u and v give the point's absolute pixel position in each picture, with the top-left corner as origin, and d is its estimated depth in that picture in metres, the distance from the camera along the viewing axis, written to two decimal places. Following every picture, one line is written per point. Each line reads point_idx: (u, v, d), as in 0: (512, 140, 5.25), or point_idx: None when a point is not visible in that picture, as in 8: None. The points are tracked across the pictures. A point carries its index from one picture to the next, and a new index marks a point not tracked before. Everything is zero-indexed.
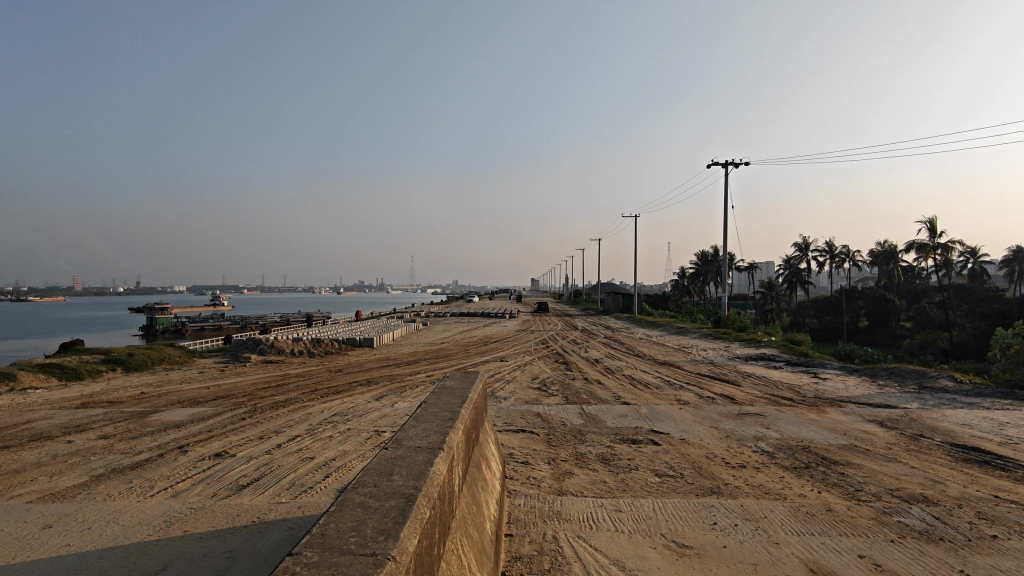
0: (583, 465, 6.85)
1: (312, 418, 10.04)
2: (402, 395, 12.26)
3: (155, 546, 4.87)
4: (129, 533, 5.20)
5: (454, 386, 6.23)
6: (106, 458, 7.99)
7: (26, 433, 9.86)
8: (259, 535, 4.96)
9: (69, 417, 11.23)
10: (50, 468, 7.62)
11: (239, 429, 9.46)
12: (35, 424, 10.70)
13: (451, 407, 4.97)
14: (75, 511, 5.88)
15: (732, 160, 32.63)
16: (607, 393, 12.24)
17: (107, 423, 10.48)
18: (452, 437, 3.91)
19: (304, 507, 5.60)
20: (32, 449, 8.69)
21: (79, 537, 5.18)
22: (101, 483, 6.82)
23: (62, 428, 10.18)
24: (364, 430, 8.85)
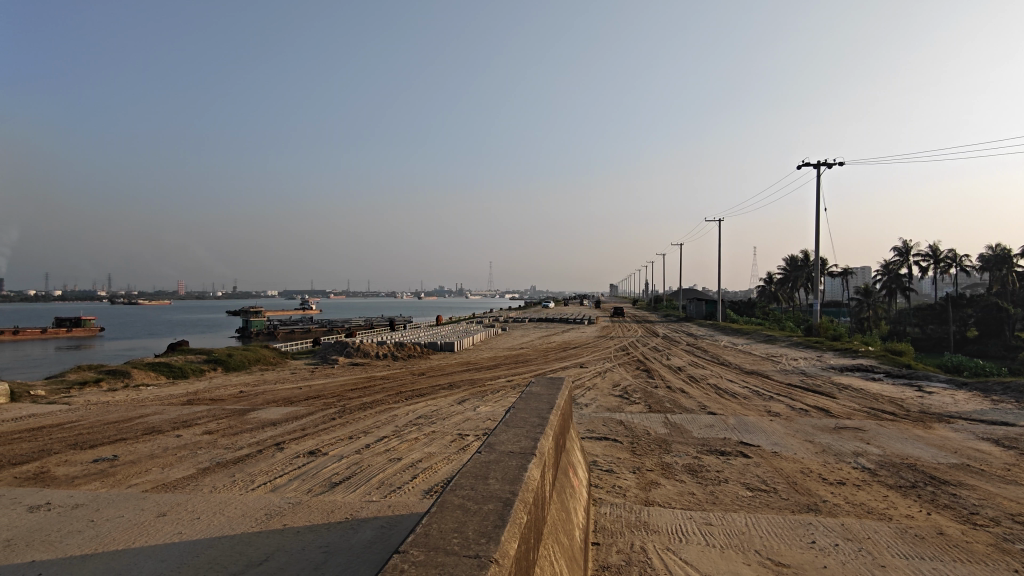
0: (670, 476, 6.71)
1: (398, 420, 10.33)
2: (484, 399, 12.42)
3: (258, 537, 5.16)
4: (234, 524, 5.53)
5: (541, 391, 6.27)
6: (211, 452, 8.53)
7: (141, 427, 10.67)
8: (352, 531, 5.16)
9: (177, 412, 12.06)
10: (162, 461, 8.22)
11: (330, 428, 9.87)
12: (148, 418, 11.56)
13: (539, 413, 5.00)
14: (186, 501, 6.31)
15: (825, 161, 31.10)
16: (692, 402, 11.93)
17: (211, 419, 11.19)
18: (544, 443, 3.94)
19: (394, 506, 5.78)
20: (146, 442, 9.39)
21: (190, 525, 5.56)
22: (208, 476, 7.29)
23: (171, 423, 10.95)
24: (448, 433, 9.03)
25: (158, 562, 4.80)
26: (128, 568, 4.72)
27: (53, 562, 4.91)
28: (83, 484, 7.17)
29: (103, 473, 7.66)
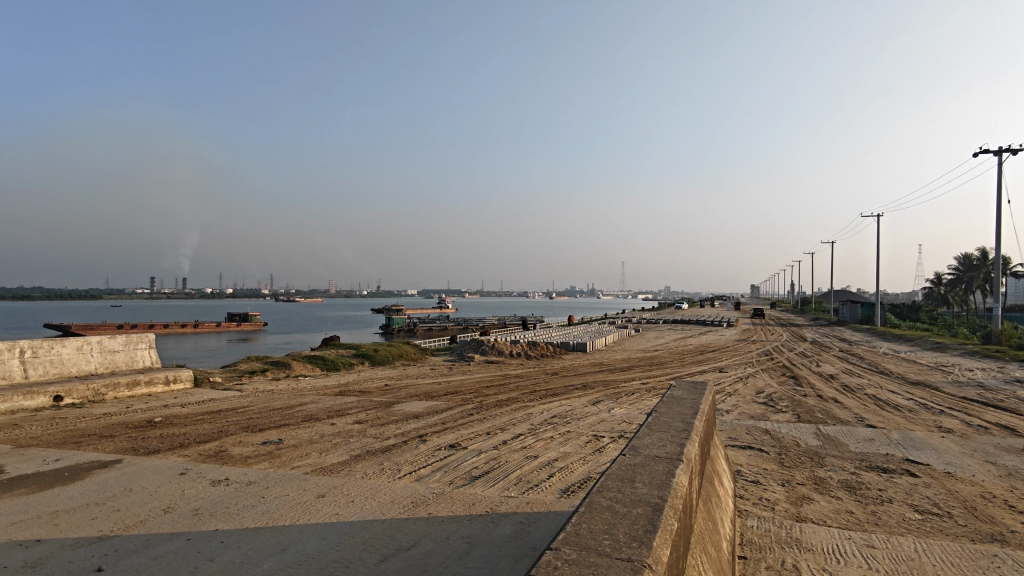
0: (824, 491, 6.26)
1: (533, 418, 10.48)
2: (619, 401, 12.28)
3: (406, 523, 5.46)
4: (385, 509, 5.90)
5: (683, 396, 6.09)
6: (362, 440, 9.16)
7: (301, 414, 11.67)
8: (493, 524, 5.31)
9: (331, 402, 13.06)
10: (320, 446, 8.94)
11: (468, 423, 10.22)
12: (306, 406, 12.63)
13: (683, 418, 4.87)
14: (342, 484, 6.82)
15: (1010, 148, 27.59)
16: (847, 414, 11.03)
17: (361, 410, 12.02)
18: (690, 450, 3.83)
19: (532, 502, 5.88)
20: (306, 428, 10.28)
21: (346, 507, 6.00)
22: (359, 462, 7.83)
23: (326, 412, 11.89)
24: (583, 434, 9.03)
25: (319, 539, 5.23)
26: (294, 543, 5.19)
27: (232, 532, 5.51)
28: (254, 464, 7.98)
29: (270, 454, 8.47)
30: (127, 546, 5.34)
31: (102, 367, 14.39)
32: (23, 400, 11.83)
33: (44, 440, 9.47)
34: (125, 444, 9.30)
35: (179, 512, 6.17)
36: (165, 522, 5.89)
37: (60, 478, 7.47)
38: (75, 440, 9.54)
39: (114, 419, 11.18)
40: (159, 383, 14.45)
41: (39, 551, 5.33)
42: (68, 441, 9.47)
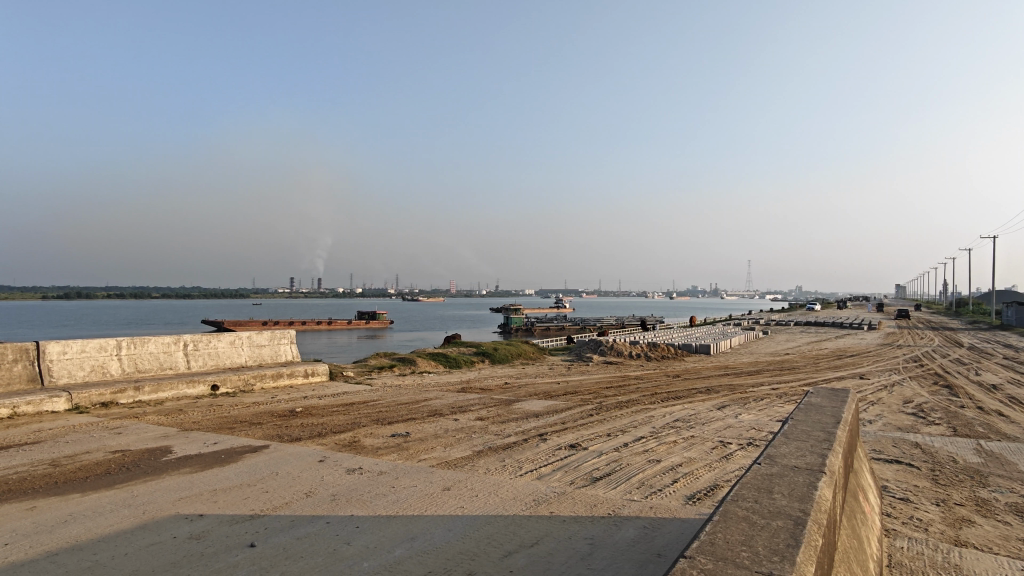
0: (988, 514, 5.62)
1: (655, 421, 10.25)
2: (747, 407, 11.71)
3: (528, 520, 5.54)
4: (508, 505, 6.00)
5: (821, 403, 5.71)
6: (483, 437, 9.39)
7: (426, 409, 12.15)
8: (616, 527, 5.25)
9: (454, 398, 13.50)
10: (444, 440, 9.27)
11: (588, 424, 10.17)
12: (431, 401, 13.13)
13: (823, 427, 4.57)
14: (466, 479, 7.04)
15: None
16: (1016, 429, 9.83)
17: (483, 407, 12.32)
18: (833, 461, 3.60)
19: (656, 507, 5.76)
20: (431, 422, 10.69)
21: (470, 501, 6.18)
22: (482, 458, 8.02)
23: (450, 408, 12.30)
24: (708, 439, 8.69)
25: (446, 530, 5.41)
26: (423, 532, 5.41)
27: (366, 518, 5.84)
28: (384, 455, 8.41)
29: (399, 446, 8.90)
30: (274, 525, 5.81)
31: (251, 360, 15.76)
32: (186, 388, 13.22)
33: (204, 425, 10.52)
34: (271, 431, 10.12)
35: (319, 496, 6.63)
36: (306, 505, 6.36)
37: (218, 460, 8.27)
38: (230, 426, 10.52)
39: (261, 408, 12.21)
40: (299, 375, 15.60)
41: (201, 524, 5.93)
42: (224, 427, 10.46)
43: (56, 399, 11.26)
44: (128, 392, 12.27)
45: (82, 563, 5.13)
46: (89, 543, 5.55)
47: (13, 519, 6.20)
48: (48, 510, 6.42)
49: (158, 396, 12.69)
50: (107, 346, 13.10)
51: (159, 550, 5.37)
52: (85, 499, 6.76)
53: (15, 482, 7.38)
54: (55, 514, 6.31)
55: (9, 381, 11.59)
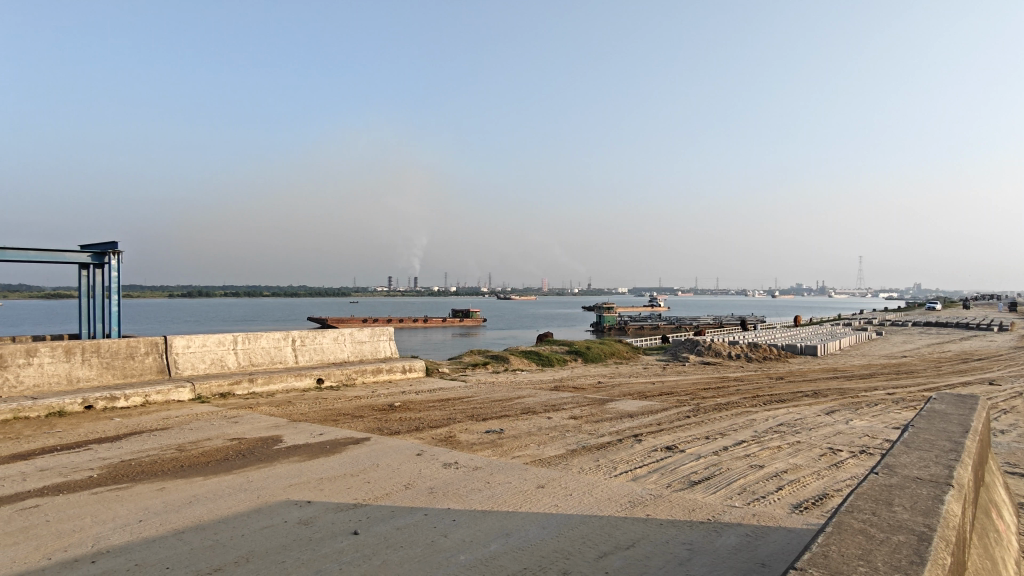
0: None
1: (757, 425, 9.82)
2: (859, 413, 11.00)
3: (624, 522, 5.46)
4: (603, 505, 5.95)
5: (947, 411, 5.26)
6: (577, 435, 9.35)
7: (519, 406, 12.24)
8: (716, 534, 5.08)
9: (547, 396, 13.52)
10: (538, 438, 9.30)
11: (686, 426, 9.89)
12: (525, 399, 13.21)
13: (949, 436, 4.21)
14: (560, 477, 7.03)
15: None
16: None
17: (576, 405, 12.27)
18: (962, 473, 3.31)
19: (759, 515, 5.52)
20: (525, 420, 10.76)
21: (565, 500, 6.17)
22: (576, 457, 7.99)
23: (543, 406, 12.34)
24: (816, 445, 8.23)
25: (540, 528, 5.43)
26: (518, 529, 5.45)
27: (462, 512, 5.96)
28: (479, 451, 8.55)
29: (493, 443, 9.02)
30: (376, 514, 6.05)
31: (353, 356, 16.46)
32: (294, 381, 14.00)
33: (311, 417, 11.10)
34: (372, 424, 10.54)
35: (417, 489, 6.83)
36: (405, 496, 6.57)
37: (323, 450, 8.70)
38: (334, 418, 11.04)
39: (363, 402, 12.73)
40: (398, 370, 16.15)
41: (309, 511, 6.26)
42: (329, 419, 10.99)
43: (181, 389, 12.26)
44: (243, 384, 13.15)
45: (204, 542, 5.55)
46: (210, 523, 6.00)
47: (146, 497, 6.81)
48: (176, 491, 7.00)
49: (270, 388, 13.53)
50: (224, 341, 14.10)
51: (272, 532, 5.71)
52: (206, 482, 7.31)
53: (147, 463, 8.10)
54: (182, 495, 6.87)
55: (142, 371, 12.73)
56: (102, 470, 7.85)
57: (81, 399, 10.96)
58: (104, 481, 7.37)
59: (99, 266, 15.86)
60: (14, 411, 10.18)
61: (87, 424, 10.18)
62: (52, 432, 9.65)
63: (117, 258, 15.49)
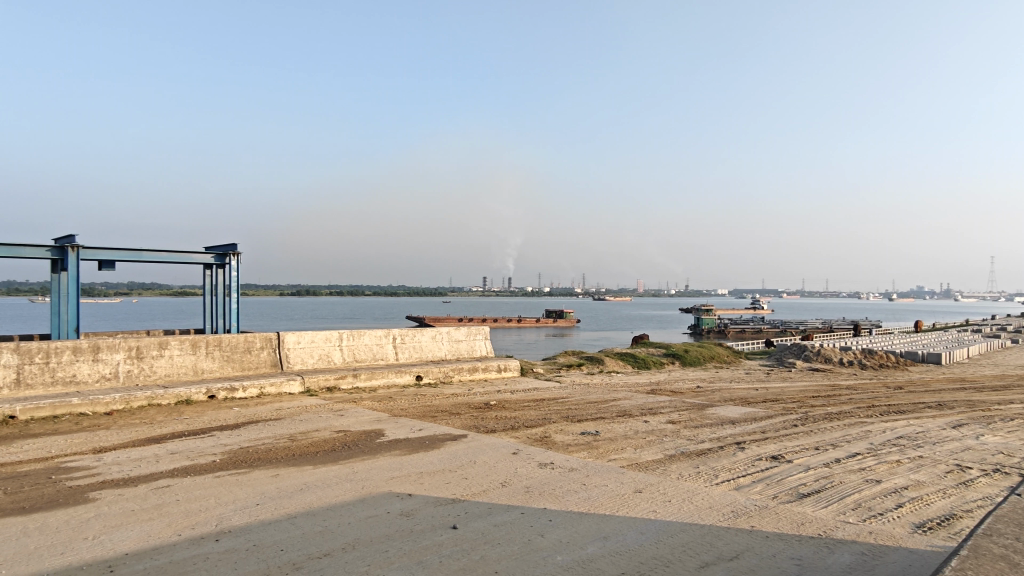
0: None
1: (872, 437, 9.19)
2: (992, 427, 10.06)
3: (726, 533, 5.27)
4: (704, 514, 5.77)
5: None
6: (675, 441, 9.12)
7: (615, 409, 12.09)
8: (828, 550, 4.80)
9: (644, 400, 13.28)
10: (634, 441, 9.15)
11: (793, 435, 9.41)
12: (620, 402, 13.04)
13: None
14: (658, 482, 6.88)
15: None
16: None
17: (674, 410, 11.97)
18: None
19: (876, 533, 5.17)
20: (621, 423, 10.62)
21: (663, 506, 6.03)
22: (675, 463, 7.79)
23: (640, 409, 12.11)
24: (941, 462, 7.60)
25: (638, 533, 5.34)
26: (615, 533, 5.39)
27: (559, 513, 5.96)
28: (575, 452, 8.52)
29: (589, 445, 8.96)
30: (474, 510, 6.16)
31: (450, 354, 16.86)
32: (395, 377, 14.54)
33: (410, 412, 11.48)
34: (469, 421, 10.77)
35: (514, 487, 6.90)
36: (502, 494, 6.65)
37: (423, 445, 8.97)
38: (432, 415, 11.35)
39: (459, 399, 13.02)
40: (493, 369, 16.40)
41: (410, 503, 6.47)
42: (427, 415, 11.32)
43: (293, 381, 13.02)
44: (348, 378, 13.79)
45: (314, 527, 5.87)
46: (320, 510, 6.33)
47: (262, 482, 7.29)
48: (289, 478, 7.45)
49: (372, 383, 14.12)
50: (331, 338, 14.86)
51: (376, 522, 5.96)
52: (315, 471, 7.73)
53: (263, 451, 8.67)
54: (294, 482, 7.30)
55: (258, 364, 13.64)
56: (224, 455, 8.47)
57: (206, 388, 11.88)
58: (225, 466, 7.96)
59: (220, 266, 17.13)
60: (149, 398, 11.20)
61: (210, 412, 11.02)
62: (181, 418, 10.53)
63: (236, 258, 16.68)
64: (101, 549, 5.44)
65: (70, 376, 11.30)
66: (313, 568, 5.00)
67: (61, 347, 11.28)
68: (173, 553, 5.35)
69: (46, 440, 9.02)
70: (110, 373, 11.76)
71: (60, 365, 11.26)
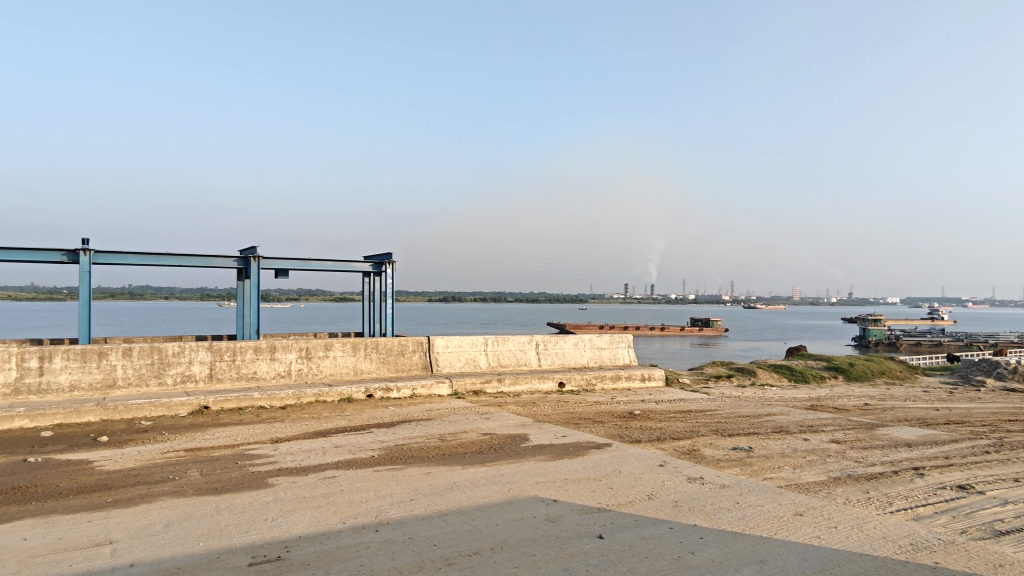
0: None
1: None
2: None
3: (905, 568, 4.76)
4: (877, 545, 5.26)
5: None
6: (840, 462, 8.40)
7: (770, 424, 11.38)
8: None
9: (803, 416, 12.36)
10: (793, 460, 8.55)
11: (985, 463, 8.30)
12: (776, 417, 12.23)
13: None
14: (822, 506, 6.37)
15: None
16: None
17: (838, 428, 11.02)
18: None
19: None
20: (777, 439, 9.97)
21: (829, 533, 5.57)
22: (840, 486, 7.17)
23: (798, 426, 11.30)
24: None
25: (800, 559, 4.98)
26: (774, 556, 5.07)
27: (711, 531, 5.71)
28: (726, 468, 8.12)
29: (742, 461, 8.50)
30: (620, 521, 6.08)
31: (593, 362, 16.76)
32: (538, 383, 14.73)
33: (553, 418, 11.58)
34: (613, 430, 10.64)
35: (661, 500, 6.72)
36: (649, 506, 6.50)
37: (567, 452, 9.00)
38: (576, 422, 11.36)
39: (602, 407, 12.92)
40: (637, 378, 16.09)
41: (557, 509, 6.51)
42: (571, 422, 11.34)
43: (442, 384, 13.63)
44: (493, 383, 14.19)
45: (464, 526, 6.09)
46: (470, 509, 6.56)
47: (416, 479, 7.69)
48: (440, 477, 7.79)
49: (516, 388, 14.42)
50: (477, 342, 15.37)
51: (523, 525, 6.06)
52: (464, 471, 8.03)
53: (416, 449, 9.15)
54: (444, 480, 7.63)
55: (410, 366, 14.45)
56: (381, 451, 9.06)
57: (365, 388, 12.77)
58: (383, 461, 8.50)
59: (378, 274, 18.37)
60: (316, 394, 12.25)
61: (369, 410, 11.83)
62: (343, 415, 11.41)
63: (391, 266, 17.79)
64: (279, 531, 6.02)
65: (251, 372, 12.64)
66: (464, 564, 5.19)
67: (244, 347, 12.67)
68: (338, 540, 5.79)
69: (233, 429, 10.16)
70: (284, 371, 13.02)
71: (244, 362, 12.64)
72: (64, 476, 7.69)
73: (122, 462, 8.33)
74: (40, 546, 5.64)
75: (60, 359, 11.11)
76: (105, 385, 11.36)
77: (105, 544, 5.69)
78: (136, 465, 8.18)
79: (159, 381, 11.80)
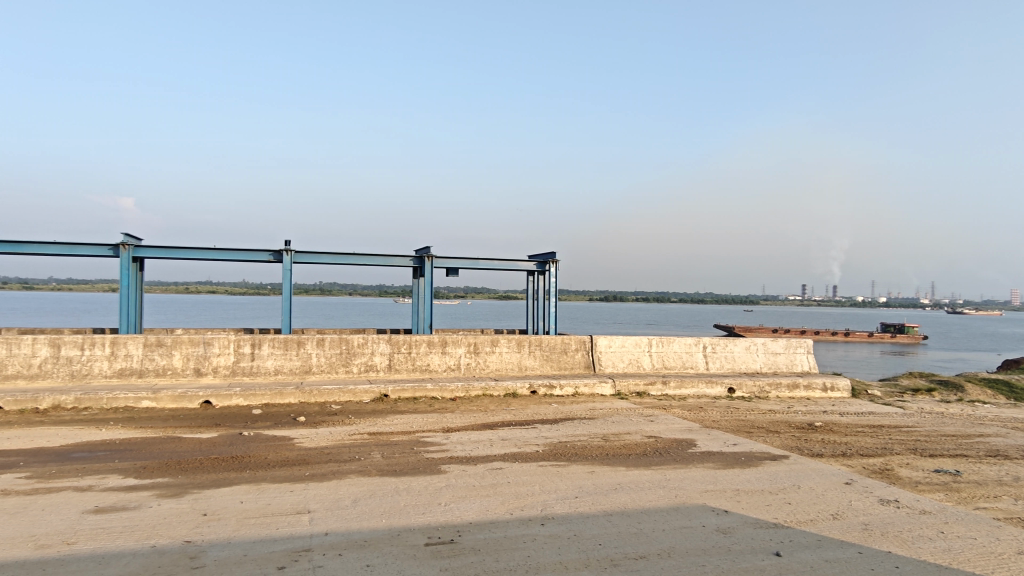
0: None
1: None
2: None
3: None
4: None
5: None
6: None
7: (982, 447, 9.93)
8: None
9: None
10: (1014, 490, 7.39)
11: None
12: (990, 439, 10.66)
13: None
14: None
15: None
16: None
17: None
18: None
19: None
20: (993, 465, 8.68)
21: None
22: None
23: (1020, 450, 9.74)
24: None
25: None
26: None
27: (909, 561, 5.13)
28: (927, 492, 7.23)
29: (947, 486, 7.51)
30: (800, 540, 5.66)
31: (766, 367, 15.75)
32: (706, 388, 14.16)
33: (723, 425, 11.06)
34: (790, 442, 9.93)
35: (848, 521, 6.15)
36: (834, 527, 5.99)
37: (739, 461, 8.55)
38: (747, 430, 10.75)
39: (776, 416, 12.10)
40: (817, 387, 14.85)
41: (728, 520, 6.21)
42: (742, 430, 10.76)
43: (605, 384, 13.57)
44: (657, 385, 13.89)
45: (630, 528, 6.02)
46: (635, 512, 6.47)
47: (580, 477, 7.74)
48: (604, 476, 7.77)
49: (681, 391, 13.98)
50: (641, 343, 15.11)
51: (692, 533, 5.87)
52: (628, 472, 7.94)
53: (579, 447, 9.21)
54: (609, 480, 7.60)
55: (573, 364, 14.58)
56: (546, 447, 9.23)
57: (529, 384, 13.11)
58: (547, 457, 8.66)
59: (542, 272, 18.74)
60: (484, 388, 12.78)
61: (532, 406, 12.13)
62: (508, 409, 11.81)
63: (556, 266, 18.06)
64: (452, 515, 6.37)
65: (425, 365, 13.51)
66: (630, 567, 5.14)
67: (419, 341, 13.56)
68: (507, 529, 6.00)
69: (409, 417, 10.94)
70: (454, 364, 13.75)
71: (419, 354, 13.53)
72: (270, 450, 8.77)
73: (317, 440, 9.32)
74: (254, 508, 6.48)
75: (267, 346, 12.66)
76: (303, 371, 12.76)
77: (304, 513, 6.40)
78: (329, 444, 9.10)
79: (346, 368, 13.02)
